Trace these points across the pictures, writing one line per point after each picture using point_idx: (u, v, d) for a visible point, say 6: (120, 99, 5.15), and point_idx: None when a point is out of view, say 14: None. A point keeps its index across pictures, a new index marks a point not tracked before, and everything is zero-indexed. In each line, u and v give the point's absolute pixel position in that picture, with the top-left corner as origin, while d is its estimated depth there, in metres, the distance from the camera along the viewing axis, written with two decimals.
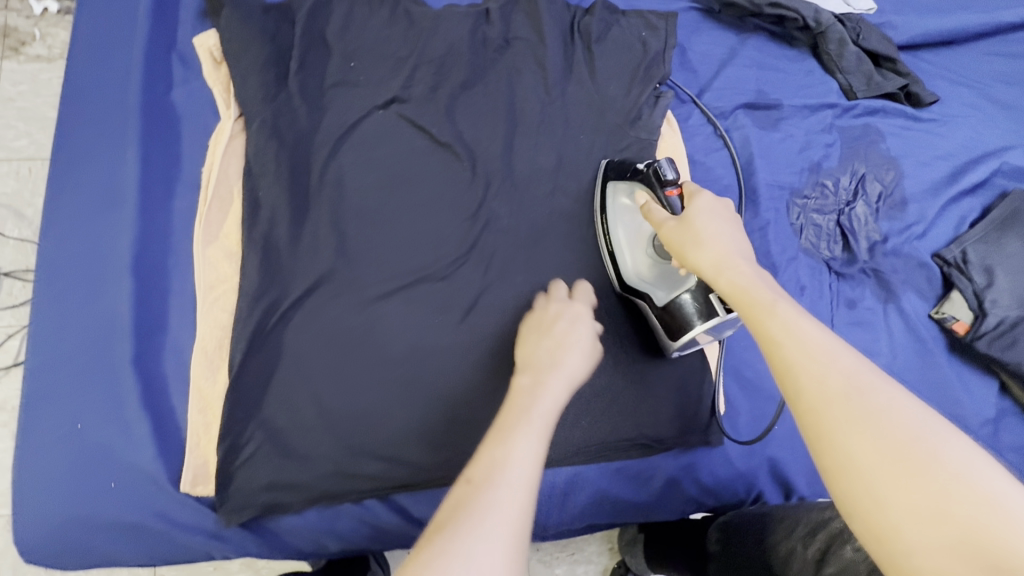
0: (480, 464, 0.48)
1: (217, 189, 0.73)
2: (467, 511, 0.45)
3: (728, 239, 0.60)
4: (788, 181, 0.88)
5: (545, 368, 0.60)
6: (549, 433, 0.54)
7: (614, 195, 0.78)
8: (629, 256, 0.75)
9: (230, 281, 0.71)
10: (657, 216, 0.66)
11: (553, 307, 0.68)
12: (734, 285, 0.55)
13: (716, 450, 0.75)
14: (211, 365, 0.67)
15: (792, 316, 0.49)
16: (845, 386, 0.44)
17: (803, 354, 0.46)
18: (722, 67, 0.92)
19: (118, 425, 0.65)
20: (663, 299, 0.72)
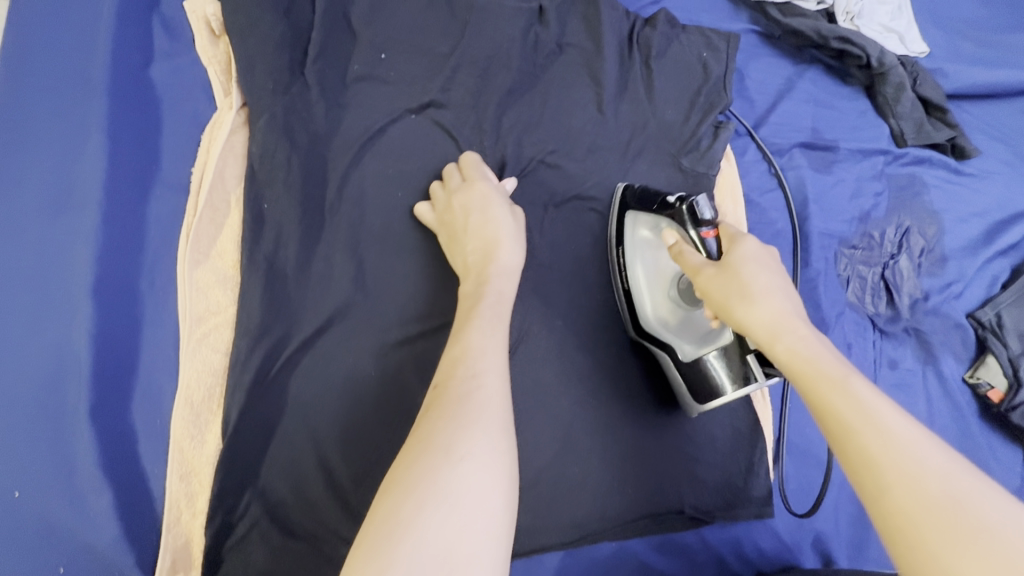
0: (446, 366, 0.48)
1: (210, 196, 0.59)
2: (445, 408, 0.44)
3: (777, 279, 0.51)
4: (838, 229, 0.83)
5: (482, 267, 0.59)
6: (502, 327, 0.54)
7: (632, 228, 0.68)
8: (648, 300, 0.67)
9: (224, 313, 0.58)
10: (690, 260, 0.57)
11: (455, 201, 0.62)
12: (791, 355, 0.46)
13: (763, 522, 0.69)
14: (198, 419, 0.55)
15: (871, 399, 0.41)
16: (937, 492, 0.35)
17: (890, 452, 0.38)
18: (779, 99, 0.85)
19: (68, 497, 0.50)
20: (690, 353, 0.65)
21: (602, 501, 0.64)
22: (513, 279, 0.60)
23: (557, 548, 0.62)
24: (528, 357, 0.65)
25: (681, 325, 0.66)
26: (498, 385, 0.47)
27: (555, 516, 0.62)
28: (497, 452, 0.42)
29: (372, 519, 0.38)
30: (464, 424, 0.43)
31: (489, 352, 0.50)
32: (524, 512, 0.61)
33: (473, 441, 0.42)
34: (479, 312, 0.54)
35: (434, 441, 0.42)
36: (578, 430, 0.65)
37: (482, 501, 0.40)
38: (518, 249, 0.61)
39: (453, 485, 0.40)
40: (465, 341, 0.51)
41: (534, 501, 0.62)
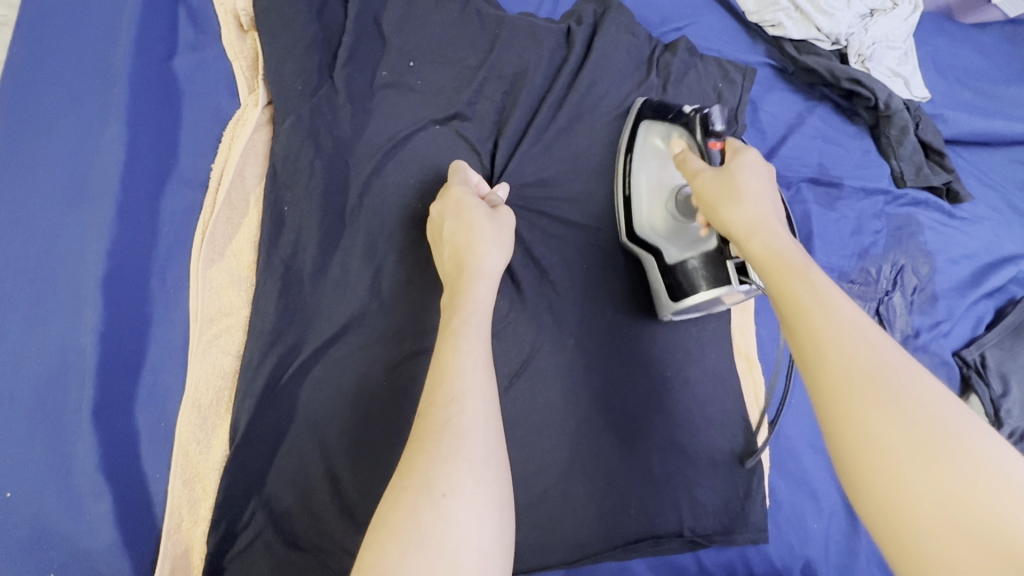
0: (433, 388, 0.46)
1: (229, 195, 0.58)
2: (431, 438, 0.42)
3: (766, 189, 0.53)
4: (838, 263, 0.86)
5: (458, 277, 0.56)
6: (487, 345, 0.51)
7: (644, 135, 0.69)
8: (645, 206, 0.67)
9: (237, 314, 0.56)
10: (692, 166, 0.60)
11: (433, 208, 0.60)
12: (765, 247, 0.47)
13: (757, 547, 0.70)
14: (206, 422, 0.53)
15: (828, 287, 0.42)
16: (868, 356, 0.37)
17: (834, 324, 0.39)
18: (789, 133, 0.88)
19: (63, 501, 0.48)
20: (672, 256, 0.66)
21: (604, 521, 0.64)
22: (490, 287, 0.56)
23: (558, 566, 0.62)
24: (538, 373, 0.65)
25: (670, 229, 0.67)
26: (481, 407, 0.45)
27: (559, 534, 0.62)
28: (482, 488, 0.41)
29: (357, 571, 0.37)
30: (448, 458, 0.41)
31: (471, 371, 0.47)
32: (526, 528, 0.62)
33: (456, 479, 0.40)
34: (458, 329, 0.51)
35: (416, 476, 0.40)
36: (584, 449, 0.65)
37: (467, 544, 0.38)
38: (495, 253, 0.57)
39: (439, 529, 0.38)
40: (444, 361, 0.48)
41: (537, 518, 0.62)
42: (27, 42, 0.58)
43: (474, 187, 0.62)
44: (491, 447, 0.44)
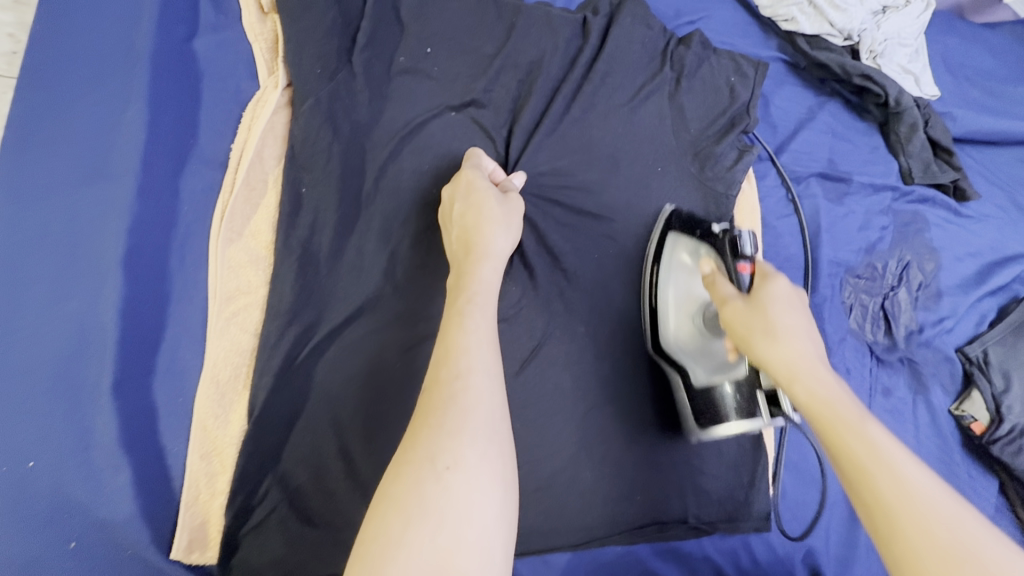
0: (439, 365, 0.47)
1: (248, 175, 0.58)
2: (435, 413, 0.43)
3: (799, 314, 0.48)
4: (846, 258, 0.86)
5: (466, 257, 0.57)
6: (492, 324, 0.52)
7: (671, 248, 0.69)
8: (671, 319, 0.67)
9: (255, 293, 0.57)
10: (721, 290, 0.55)
11: (445, 190, 0.61)
12: (812, 396, 0.43)
13: (760, 535, 0.71)
14: (224, 398, 0.54)
15: (890, 447, 0.39)
16: (944, 537, 0.35)
17: (907, 502, 0.36)
18: (799, 128, 0.88)
19: (84, 471, 0.49)
20: (701, 378, 0.65)
21: (612, 507, 0.65)
22: (497, 267, 0.57)
23: (565, 549, 0.63)
24: (548, 359, 0.66)
25: (699, 350, 0.66)
26: (486, 384, 0.46)
27: (567, 519, 0.63)
28: (485, 461, 0.42)
29: (363, 539, 0.39)
30: (452, 433, 0.42)
31: (475, 349, 0.48)
32: (534, 513, 0.62)
33: (460, 452, 0.41)
34: (464, 308, 0.52)
35: (419, 452, 0.41)
36: (592, 436, 0.66)
37: (470, 515, 0.40)
38: (501, 234, 0.58)
39: (441, 500, 0.39)
40: (449, 339, 0.49)
41: (546, 503, 0.63)
42: (51, 20, 0.59)
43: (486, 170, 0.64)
44: (494, 422, 0.44)
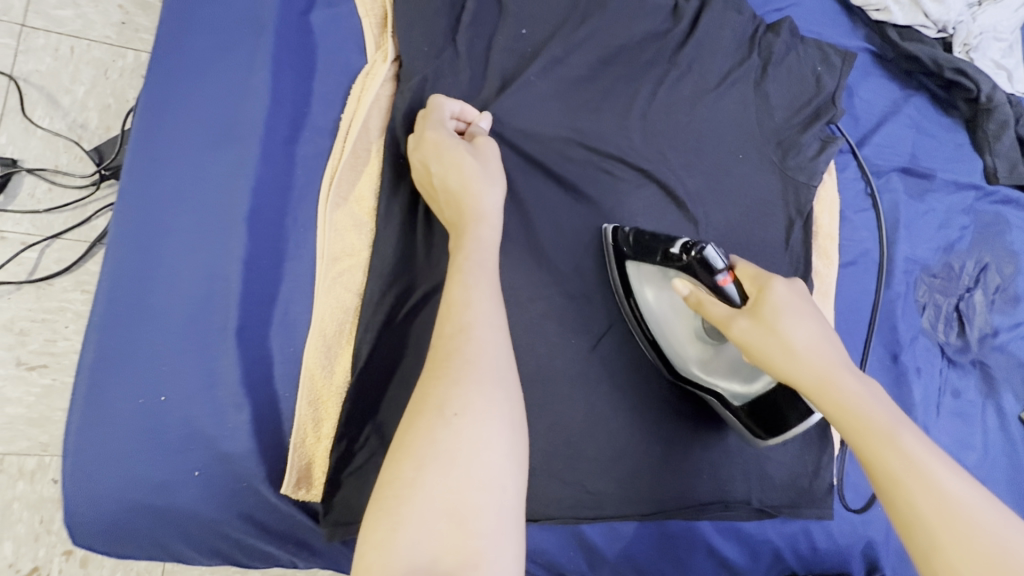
0: (443, 320, 0.48)
1: (355, 145, 0.62)
2: (442, 365, 0.45)
3: (810, 328, 0.48)
4: (922, 256, 0.85)
5: (460, 222, 0.56)
6: (496, 277, 0.52)
7: (636, 279, 0.65)
8: (682, 351, 0.65)
9: (357, 256, 0.61)
10: (715, 312, 0.54)
11: (416, 161, 0.59)
12: (842, 412, 0.45)
13: (821, 524, 0.72)
14: (330, 351, 0.58)
15: (923, 455, 0.41)
16: (996, 550, 0.36)
17: (945, 515, 0.38)
18: (883, 121, 0.87)
19: (210, 408, 0.54)
20: (738, 394, 0.64)
21: (678, 482, 0.67)
22: (493, 223, 0.57)
23: (634, 518, 0.65)
24: (622, 336, 0.68)
25: (721, 367, 0.64)
26: (487, 336, 0.47)
27: (637, 490, 0.65)
28: (492, 406, 0.44)
29: (381, 484, 0.42)
30: (458, 381, 0.44)
31: (478, 303, 0.49)
32: (605, 480, 0.64)
33: (467, 399, 0.43)
34: (463, 265, 0.52)
35: (427, 400, 0.44)
36: (664, 414, 0.68)
37: (480, 457, 0.42)
38: (491, 192, 0.57)
39: (450, 442, 0.42)
40: (451, 294, 0.50)
41: (617, 472, 0.65)
42: None
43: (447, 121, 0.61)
44: (496, 373, 0.46)
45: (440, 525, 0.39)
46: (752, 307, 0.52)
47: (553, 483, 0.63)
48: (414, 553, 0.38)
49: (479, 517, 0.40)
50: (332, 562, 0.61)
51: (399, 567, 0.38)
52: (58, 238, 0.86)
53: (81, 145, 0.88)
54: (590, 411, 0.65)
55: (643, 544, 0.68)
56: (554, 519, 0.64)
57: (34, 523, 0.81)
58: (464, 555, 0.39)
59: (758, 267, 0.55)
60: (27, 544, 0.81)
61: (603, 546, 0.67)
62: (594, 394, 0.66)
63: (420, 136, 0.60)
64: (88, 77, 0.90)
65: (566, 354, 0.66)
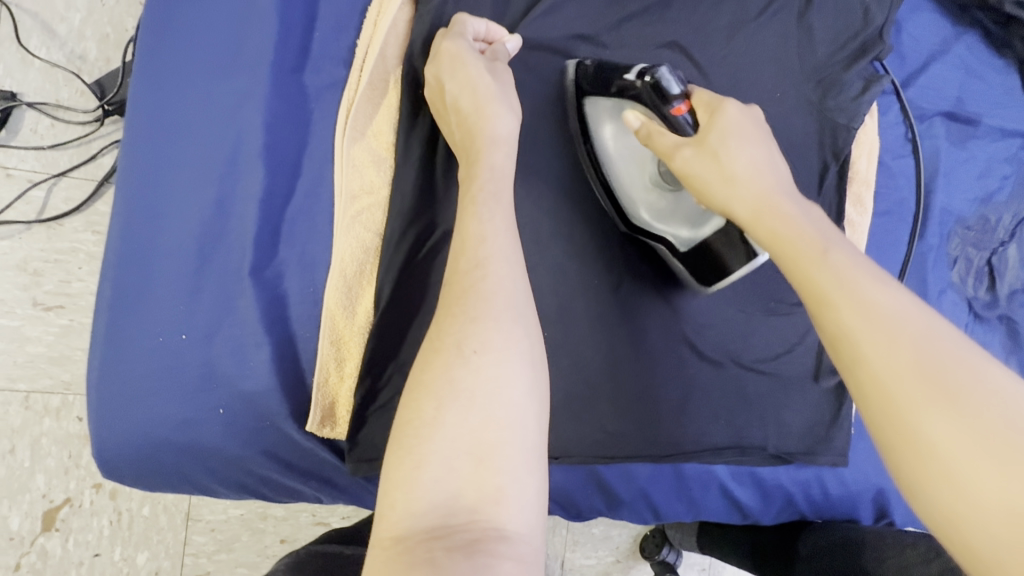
0: (459, 255, 0.45)
1: (372, 74, 0.58)
2: (458, 301, 0.43)
3: (751, 156, 0.48)
4: (958, 207, 0.81)
5: (471, 147, 0.53)
6: (513, 211, 0.49)
7: (594, 118, 0.63)
8: (633, 199, 0.62)
9: (377, 195, 0.59)
10: (661, 143, 0.54)
11: (428, 74, 0.57)
12: (774, 236, 0.44)
13: (836, 472, 0.72)
14: (350, 292, 0.57)
15: (851, 268, 0.40)
16: (914, 349, 0.35)
17: (867, 319, 0.37)
18: (931, 60, 0.81)
19: (231, 346, 0.54)
20: (687, 240, 0.61)
21: (697, 428, 0.67)
22: (509, 148, 0.53)
23: (650, 460, 0.66)
24: (643, 281, 0.67)
25: (674, 214, 0.61)
26: (506, 271, 0.44)
27: (655, 434, 0.65)
28: (512, 344, 0.42)
29: (399, 424, 0.40)
30: (475, 318, 0.42)
31: (494, 236, 0.46)
32: (624, 423, 0.65)
33: (486, 336, 0.41)
34: (477, 195, 0.48)
35: (443, 337, 0.42)
36: (684, 360, 0.67)
37: (501, 394, 0.40)
38: (505, 115, 0.54)
39: (469, 380, 0.40)
40: (464, 227, 0.46)
41: (636, 415, 0.65)
42: None
43: (471, 40, 0.58)
44: (515, 310, 0.43)
45: (463, 463, 0.38)
46: (693, 140, 0.51)
47: (573, 425, 0.64)
48: (436, 491, 0.37)
49: (501, 456, 0.38)
50: (355, 498, 0.63)
51: (422, 505, 0.37)
52: (65, 176, 0.84)
53: (81, 78, 0.84)
54: (610, 356, 0.65)
55: (659, 486, 0.69)
56: (573, 460, 0.64)
57: (63, 457, 0.84)
58: (486, 492, 0.37)
59: (712, 94, 0.54)
60: (58, 477, 0.84)
61: (619, 487, 0.68)
62: (615, 337, 0.65)
63: (435, 51, 0.58)
64: (84, 3, 0.85)
65: (587, 296, 0.65)
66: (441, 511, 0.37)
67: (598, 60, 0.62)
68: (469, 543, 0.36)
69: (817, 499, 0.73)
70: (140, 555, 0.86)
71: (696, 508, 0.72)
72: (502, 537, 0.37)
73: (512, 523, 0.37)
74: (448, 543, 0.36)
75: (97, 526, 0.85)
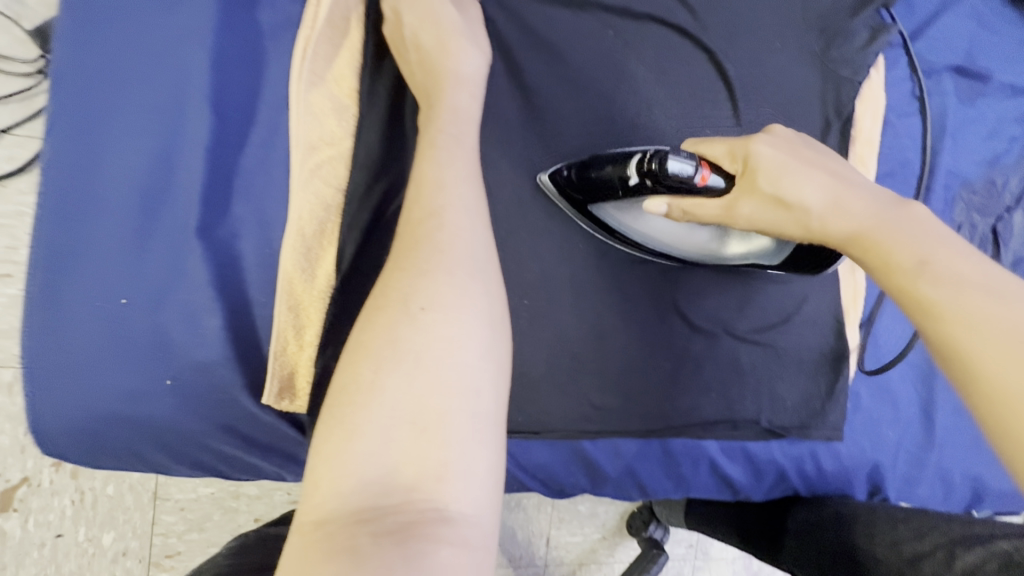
0: (414, 203, 0.41)
1: (332, 10, 0.52)
2: (406, 252, 0.38)
3: (825, 184, 0.48)
4: (965, 170, 0.77)
5: (433, 86, 0.49)
6: (476, 159, 0.45)
7: (612, 216, 0.58)
8: (705, 252, 0.61)
9: (339, 146, 0.53)
10: (710, 210, 0.52)
11: (386, 10, 0.53)
12: (872, 263, 0.44)
13: (829, 446, 0.69)
14: (309, 254, 0.52)
15: (957, 289, 0.38)
16: None
17: (981, 342, 0.36)
18: (941, 11, 0.76)
19: (178, 311, 0.49)
20: (778, 249, 0.61)
21: (685, 402, 0.63)
22: (475, 89, 0.50)
23: (636, 435, 0.62)
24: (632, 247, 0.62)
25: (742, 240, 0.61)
26: (463, 222, 0.40)
27: (642, 408, 0.62)
28: (467, 302, 0.37)
29: (335, 389, 0.35)
30: (426, 271, 0.37)
31: (452, 184, 0.41)
32: (610, 396, 0.61)
33: (436, 292, 0.37)
34: (436, 138, 0.45)
35: (388, 293, 0.37)
36: (674, 331, 0.63)
37: (452, 358, 0.35)
38: (470, 53, 0.50)
39: (415, 340, 0.35)
40: (420, 173, 0.42)
41: (622, 388, 0.61)
42: None
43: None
44: (473, 264, 0.39)
45: (402, 434, 0.33)
46: (741, 182, 0.51)
47: (555, 398, 0.59)
48: (370, 467, 0.33)
49: (450, 426, 0.34)
50: None
51: (354, 480, 0.32)
52: (7, 134, 0.77)
53: (21, 26, 0.77)
54: (596, 325, 0.60)
55: (646, 462, 0.66)
56: (554, 434, 0.60)
57: (18, 435, 0.79)
58: (428, 467, 0.33)
59: (721, 143, 0.52)
60: (14, 456, 0.79)
61: (603, 463, 0.65)
62: (601, 305, 0.61)
63: None
64: None
65: (571, 262, 0.60)
66: (374, 490, 0.32)
67: (573, 163, 0.57)
68: (401, 527, 0.32)
69: (810, 476, 0.71)
70: (106, 536, 0.82)
71: (683, 485, 0.69)
72: (443, 519, 0.33)
73: (458, 502, 0.33)
74: (377, 526, 0.31)
75: (58, 506, 0.81)
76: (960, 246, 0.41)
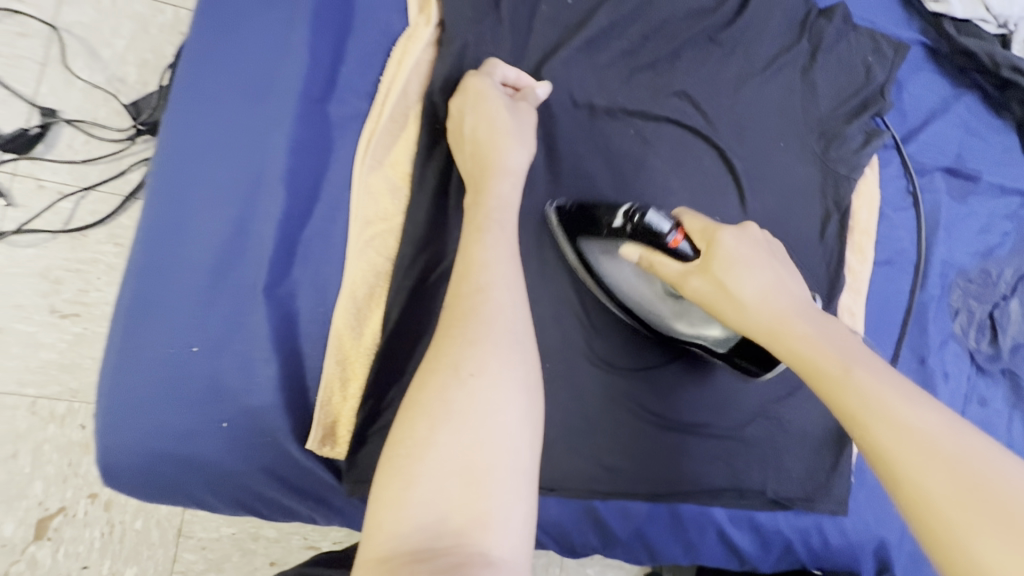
0: (463, 280, 0.48)
1: (395, 108, 0.62)
2: (455, 323, 0.45)
3: (764, 280, 0.52)
4: (959, 260, 0.82)
5: (479, 176, 0.57)
6: (515, 242, 0.52)
7: (590, 253, 0.63)
8: (655, 315, 0.64)
9: (390, 221, 0.62)
10: (669, 271, 0.56)
11: (454, 105, 0.61)
12: (796, 355, 0.47)
13: (834, 519, 0.71)
14: (359, 313, 0.59)
15: (876, 386, 0.42)
16: (948, 462, 0.36)
17: (903, 438, 0.39)
18: (931, 118, 0.84)
19: (238, 360, 0.55)
20: (721, 340, 0.62)
21: (693, 467, 0.66)
22: (517, 180, 0.58)
23: (646, 498, 0.65)
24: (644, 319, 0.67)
25: (695, 319, 0.62)
26: (505, 298, 0.47)
27: (652, 472, 0.65)
28: (507, 368, 0.43)
29: (392, 442, 0.41)
30: (475, 341, 0.44)
31: (495, 264, 0.49)
32: (621, 458, 0.65)
33: (483, 360, 0.43)
34: (482, 223, 0.52)
35: (441, 359, 0.43)
36: (683, 398, 0.67)
37: (493, 419, 0.41)
38: (516, 150, 0.59)
39: (463, 401, 0.41)
40: (468, 255, 0.49)
41: (633, 450, 0.65)
42: None
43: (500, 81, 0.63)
44: (513, 335, 0.45)
45: (453, 486, 0.39)
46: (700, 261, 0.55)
47: (570, 457, 0.63)
48: (422, 513, 0.38)
49: (492, 479, 0.40)
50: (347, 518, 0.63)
51: (409, 525, 0.38)
52: (93, 190, 0.87)
53: (119, 100, 0.89)
54: (609, 389, 0.65)
55: (655, 525, 0.69)
56: (568, 493, 0.64)
57: (63, 465, 0.84)
58: (473, 515, 0.38)
59: (703, 221, 0.57)
60: (55, 485, 0.84)
61: (612, 524, 0.67)
62: (614, 371, 0.66)
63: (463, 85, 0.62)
64: (129, 31, 0.90)
65: (588, 331, 0.66)
66: (427, 534, 0.37)
67: (576, 200, 0.64)
68: (452, 567, 0.36)
69: (816, 550, 0.72)
70: (128, 571, 0.85)
71: (688, 550, 0.71)
72: (486, 562, 0.37)
73: (498, 547, 0.38)
74: (431, 565, 0.36)
75: (88, 537, 0.85)
76: (874, 360, 0.45)
